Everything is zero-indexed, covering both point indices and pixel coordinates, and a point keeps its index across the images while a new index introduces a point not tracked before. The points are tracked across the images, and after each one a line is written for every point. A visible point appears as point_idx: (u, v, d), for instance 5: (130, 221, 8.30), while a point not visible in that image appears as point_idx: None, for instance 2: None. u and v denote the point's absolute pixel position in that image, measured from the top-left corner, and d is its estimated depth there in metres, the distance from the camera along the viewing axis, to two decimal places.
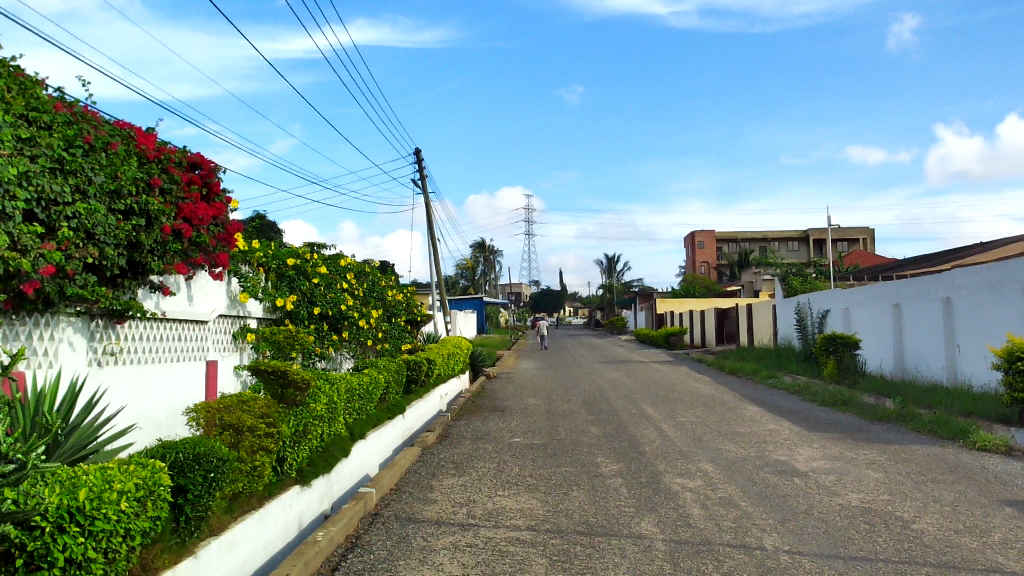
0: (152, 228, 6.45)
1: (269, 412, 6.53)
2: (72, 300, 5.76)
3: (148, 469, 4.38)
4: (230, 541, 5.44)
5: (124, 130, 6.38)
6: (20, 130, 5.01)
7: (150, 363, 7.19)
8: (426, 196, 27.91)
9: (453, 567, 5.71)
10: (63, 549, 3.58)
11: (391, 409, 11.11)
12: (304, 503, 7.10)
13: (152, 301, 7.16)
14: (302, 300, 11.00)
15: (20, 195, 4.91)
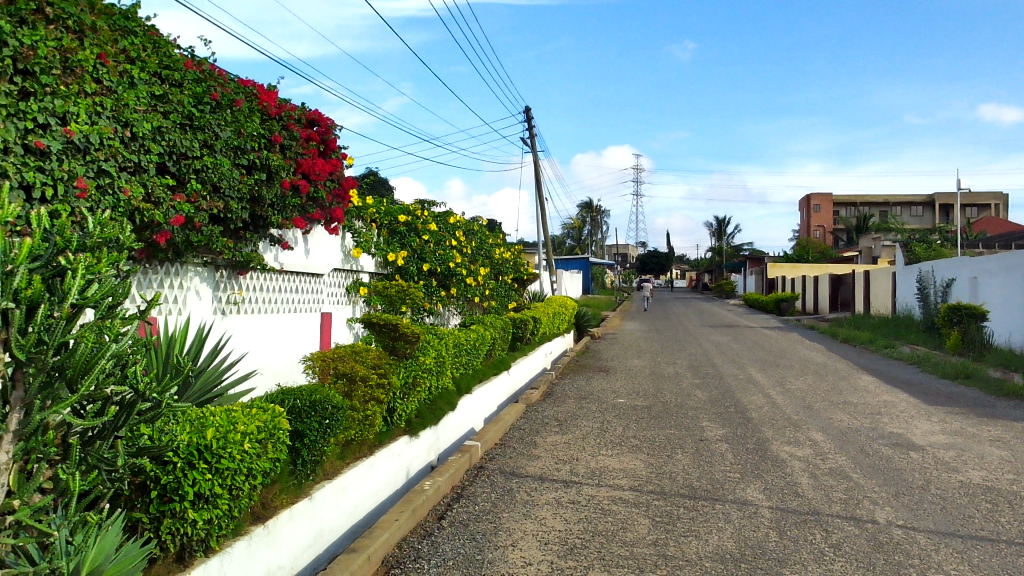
0: (273, 182, 6.70)
1: (381, 362, 6.71)
2: (198, 251, 6.06)
3: (269, 413, 4.62)
4: (343, 486, 5.68)
5: (248, 88, 6.59)
6: (154, 87, 5.26)
7: (270, 313, 7.54)
8: (535, 154, 27.84)
9: (556, 522, 5.79)
10: (193, 484, 3.80)
11: (496, 366, 11.27)
12: (413, 453, 7.31)
13: (273, 255, 7.46)
14: (413, 257, 11.24)
15: (154, 149, 5.15)
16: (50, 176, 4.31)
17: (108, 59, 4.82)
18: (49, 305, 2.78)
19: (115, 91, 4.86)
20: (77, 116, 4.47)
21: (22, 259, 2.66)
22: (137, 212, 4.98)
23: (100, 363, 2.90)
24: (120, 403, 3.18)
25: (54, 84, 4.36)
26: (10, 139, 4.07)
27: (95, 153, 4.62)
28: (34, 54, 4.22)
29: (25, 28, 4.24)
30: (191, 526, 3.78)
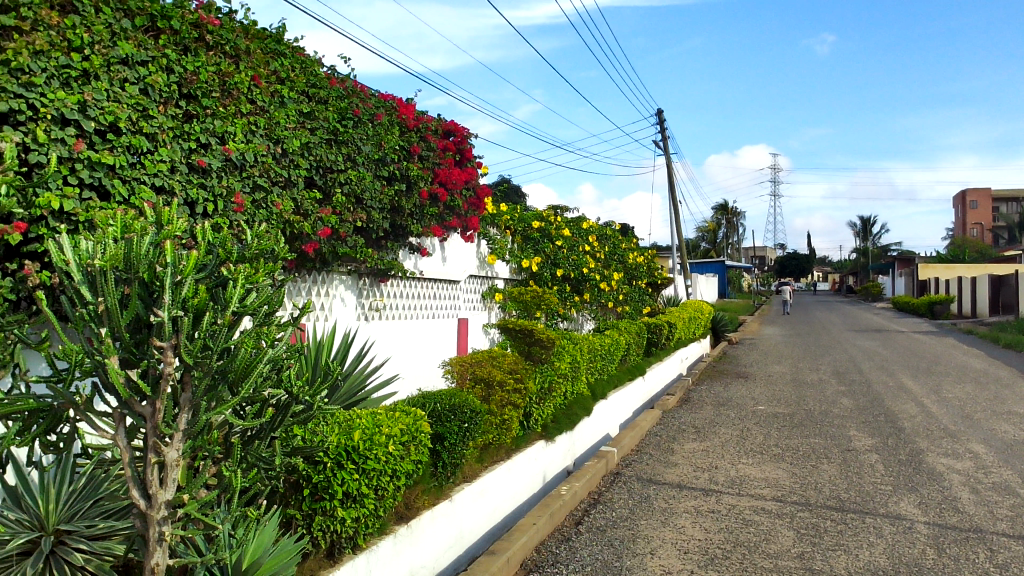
0: (412, 193, 6.92)
1: (517, 367, 6.78)
2: (343, 261, 6.33)
3: (411, 416, 4.78)
4: (482, 488, 5.77)
5: (388, 102, 6.82)
6: (302, 105, 5.54)
7: (410, 320, 7.80)
8: (668, 156, 27.43)
9: (696, 531, 5.68)
10: (341, 483, 3.96)
11: (631, 371, 11.18)
12: (549, 458, 7.36)
13: (412, 262, 7.69)
14: (547, 263, 11.30)
15: (303, 164, 5.42)
16: (211, 193, 4.61)
17: (260, 81, 5.12)
18: (213, 312, 2.96)
19: (268, 110, 5.16)
20: (233, 136, 4.77)
21: (189, 269, 2.85)
22: (288, 225, 5.25)
23: (259, 367, 3.04)
24: (275, 405, 3.36)
25: (214, 106, 4.66)
26: (176, 159, 4.37)
27: (250, 169, 4.92)
28: (195, 79, 4.53)
29: (188, 55, 4.56)
30: (340, 524, 3.94)
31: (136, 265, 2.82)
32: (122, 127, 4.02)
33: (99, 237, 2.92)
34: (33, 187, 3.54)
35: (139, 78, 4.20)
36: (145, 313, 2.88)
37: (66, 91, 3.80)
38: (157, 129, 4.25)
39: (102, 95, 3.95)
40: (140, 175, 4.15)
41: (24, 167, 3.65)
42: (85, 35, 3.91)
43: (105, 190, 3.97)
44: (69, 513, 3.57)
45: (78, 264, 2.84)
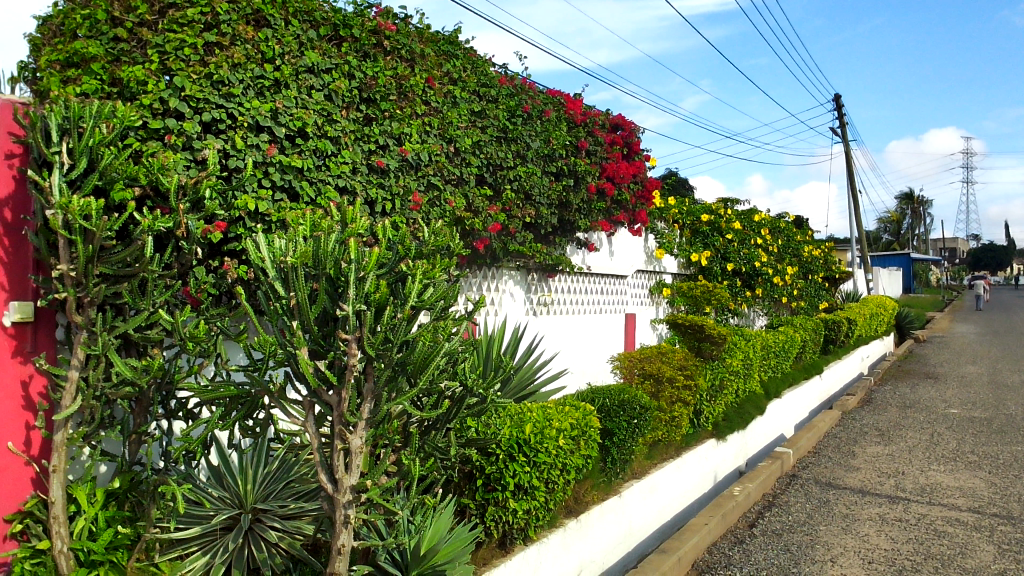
0: (579, 187, 6.94)
1: (687, 364, 6.64)
2: (512, 256, 6.45)
3: (580, 411, 4.80)
4: (652, 485, 5.71)
5: (556, 98, 6.85)
6: (473, 105, 5.66)
7: (577, 315, 7.83)
8: (847, 143, 25.97)
9: (881, 540, 5.36)
10: (514, 475, 4.01)
11: (807, 369, 10.70)
12: (721, 458, 7.17)
13: (579, 257, 7.71)
14: (716, 257, 11.01)
15: (474, 162, 5.55)
16: (390, 192, 4.80)
17: (434, 82, 5.28)
18: (393, 306, 3.07)
19: (441, 110, 5.32)
20: (409, 137, 4.95)
21: (371, 265, 2.97)
22: (460, 221, 5.41)
23: (436, 360, 3.13)
24: (452, 397, 3.43)
25: (391, 109, 4.85)
26: (358, 160, 4.58)
27: (425, 168, 5.09)
28: (375, 83, 4.74)
29: (367, 60, 4.76)
30: (512, 515, 4.00)
31: (323, 262, 2.98)
32: (309, 131, 4.26)
33: (290, 236, 3.13)
34: (233, 190, 3.84)
35: (324, 85, 4.44)
36: (331, 307, 3.05)
37: (260, 100, 4.08)
38: (341, 132, 4.48)
39: (291, 102, 4.21)
40: (326, 177, 4.37)
41: (224, 172, 3.95)
42: (276, 46, 4.18)
43: (295, 191, 4.22)
44: (265, 493, 3.83)
45: (272, 261, 3.04)
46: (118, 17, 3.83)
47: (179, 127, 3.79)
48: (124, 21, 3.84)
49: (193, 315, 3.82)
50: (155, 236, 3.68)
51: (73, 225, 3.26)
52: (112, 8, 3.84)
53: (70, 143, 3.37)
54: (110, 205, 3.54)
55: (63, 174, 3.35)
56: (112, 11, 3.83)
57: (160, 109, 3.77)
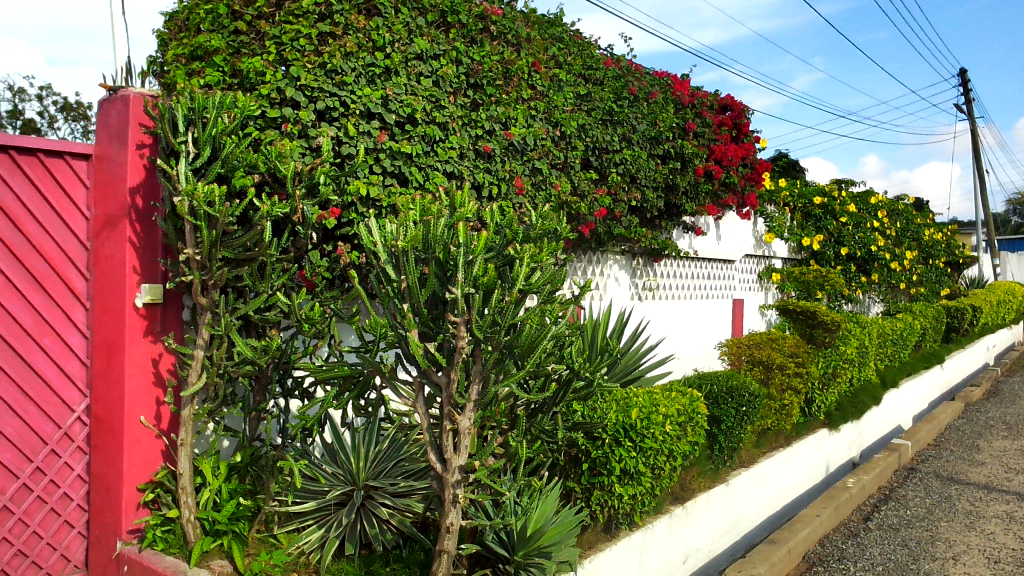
0: (686, 170, 6.81)
1: (799, 351, 6.44)
2: (617, 241, 6.40)
3: (687, 397, 4.73)
4: (761, 475, 5.60)
5: (663, 79, 6.73)
6: (579, 88, 5.63)
7: (684, 300, 7.71)
8: (973, 121, 24.56)
9: (1008, 539, 5.08)
10: (620, 460, 3.98)
11: (927, 358, 10.22)
12: (833, 447, 6.96)
13: (685, 241, 7.59)
14: (829, 241, 10.64)
15: (579, 146, 5.53)
16: (496, 176, 4.84)
17: (540, 66, 5.27)
18: (501, 289, 3.07)
19: (547, 94, 5.31)
20: (515, 121, 4.97)
21: (479, 250, 2.98)
22: (566, 206, 5.42)
23: (543, 343, 3.12)
24: (558, 380, 3.45)
25: (497, 94, 4.88)
26: (465, 145, 4.63)
27: (531, 153, 5.10)
28: (482, 68, 4.77)
29: (474, 47, 4.80)
30: (618, 499, 4.00)
31: (433, 246, 3.04)
32: (418, 117, 4.33)
33: (401, 220, 3.20)
34: (346, 175, 3.94)
35: (433, 71, 4.50)
36: (440, 290, 3.10)
37: (371, 88, 4.17)
38: (448, 118, 4.53)
39: (401, 89, 4.29)
40: (434, 162, 4.44)
41: (338, 159, 4.06)
42: (386, 34, 4.26)
43: (404, 176, 4.30)
44: (376, 471, 3.92)
45: (384, 245, 3.13)
46: (239, 11, 4.02)
47: (296, 116, 3.91)
48: (244, 15, 4.01)
49: (308, 298, 3.95)
50: (273, 222, 3.81)
51: (198, 211, 3.43)
52: (233, 3, 4.03)
53: (195, 134, 3.54)
54: (232, 192, 3.70)
55: (189, 163, 3.53)
56: (232, 6, 4.02)
57: (277, 98, 3.91)
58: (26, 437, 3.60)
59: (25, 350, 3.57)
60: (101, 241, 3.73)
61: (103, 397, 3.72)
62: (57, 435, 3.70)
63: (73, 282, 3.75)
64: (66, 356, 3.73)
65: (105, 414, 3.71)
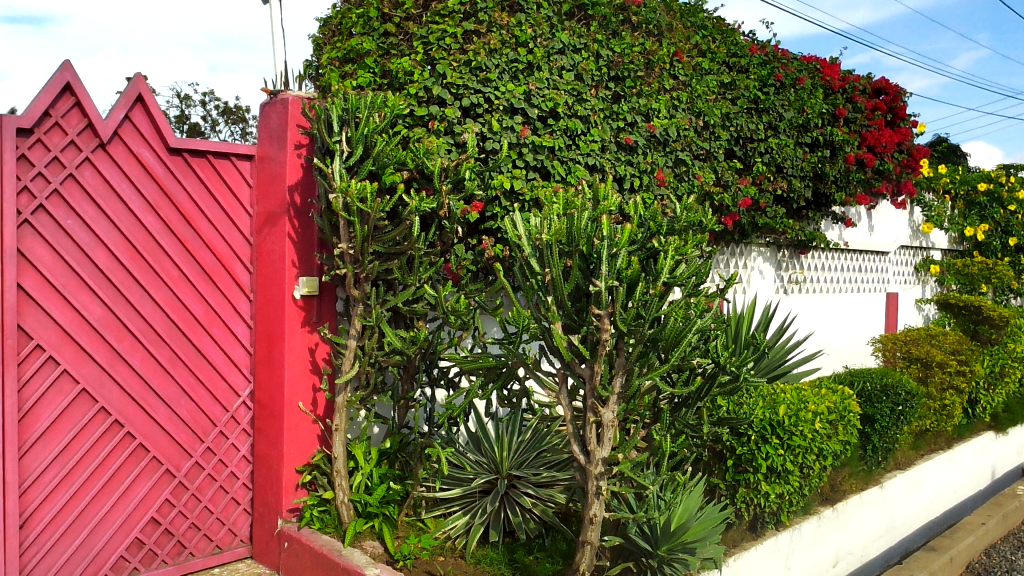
0: (836, 158, 6.52)
1: (962, 348, 6.04)
2: (762, 232, 6.22)
3: (838, 395, 4.55)
4: (918, 478, 5.31)
5: (811, 64, 6.47)
6: (723, 76, 5.49)
7: (833, 294, 7.42)
8: None
9: None
10: (766, 458, 3.87)
11: None
12: (1000, 451, 6.52)
13: (835, 232, 7.30)
14: (996, 231, 9.94)
15: (723, 135, 5.41)
16: (638, 168, 4.81)
17: (682, 55, 5.18)
18: (646, 282, 3.05)
19: (690, 84, 5.21)
20: (657, 113, 4.92)
21: (624, 242, 2.98)
22: (709, 197, 5.33)
23: (688, 336, 3.05)
24: (703, 373, 3.39)
25: (639, 85, 4.84)
26: (607, 138, 4.62)
27: (673, 144, 5.04)
28: (623, 60, 4.73)
29: (615, 38, 4.77)
30: (764, 497, 3.90)
31: (576, 239, 3.05)
32: (560, 111, 4.36)
33: (545, 213, 3.23)
34: (490, 170, 4.02)
35: (574, 65, 4.51)
36: (584, 283, 3.12)
37: (514, 83, 4.23)
38: (590, 111, 4.54)
39: (544, 84, 4.33)
40: (575, 156, 4.46)
41: (482, 154, 4.14)
42: (529, 30, 4.30)
43: (547, 170, 4.34)
44: (519, 461, 3.96)
45: (528, 238, 3.18)
46: (388, 12, 4.17)
47: (442, 113, 4.02)
48: (392, 16, 4.16)
49: (454, 290, 4.04)
50: (420, 216, 3.93)
51: (352, 207, 3.57)
52: (382, 6, 4.18)
53: (348, 133, 3.69)
54: (383, 187, 3.84)
55: (343, 161, 3.69)
56: (382, 8, 4.17)
57: (424, 97, 4.03)
58: (197, 419, 3.88)
59: (197, 338, 3.85)
60: (263, 237, 3.97)
61: (265, 383, 3.96)
62: (224, 418, 3.97)
63: (239, 275, 4.00)
64: (232, 344, 3.99)
65: (267, 400, 3.95)
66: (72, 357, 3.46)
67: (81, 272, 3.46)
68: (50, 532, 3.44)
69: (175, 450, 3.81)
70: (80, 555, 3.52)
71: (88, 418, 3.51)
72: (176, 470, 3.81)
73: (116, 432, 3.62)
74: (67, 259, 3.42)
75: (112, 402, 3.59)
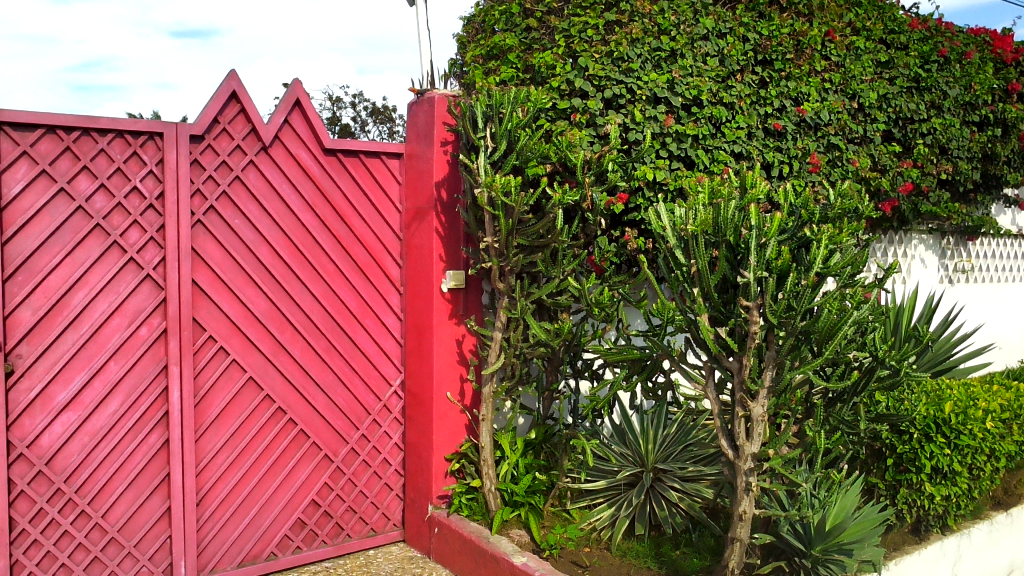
0: (1009, 137, 6.05)
1: None
2: (924, 218, 5.87)
3: (1012, 392, 4.25)
4: None
5: (980, 36, 5.94)
6: (881, 54, 5.19)
7: (1004, 283, 6.91)
8: None
9: None
10: (931, 457, 3.64)
11: None
12: None
13: (1007, 217, 6.81)
14: None
15: (880, 117, 5.15)
16: (787, 155, 4.65)
17: (835, 34, 4.90)
18: (798, 273, 2.93)
19: (844, 64, 4.96)
20: (808, 96, 4.73)
21: (773, 232, 2.88)
22: (865, 182, 5.10)
23: (844, 329, 2.92)
24: (861, 367, 3.24)
25: (788, 68, 4.65)
26: (754, 124, 4.49)
27: (825, 128, 4.83)
28: (771, 43, 4.56)
29: (762, 20, 4.60)
30: (929, 500, 3.70)
31: (723, 229, 2.99)
32: (705, 99, 4.26)
33: (691, 204, 3.17)
34: (633, 161, 3.99)
35: (719, 50, 4.39)
36: (731, 274, 3.04)
37: (657, 72, 4.16)
38: (736, 98, 4.42)
39: (687, 71, 4.24)
40: (721, 143, 4.36)
41: (625, 145, 4.11)
42: (672, 17, 4.22)
43: (691, 159, 4.27)
44: (664, 454, 3.91)
45: (673, 229, 3.15)
46: (530, 8, 4.24)
47: (584, 106, 4.02)
48: (535, 11, 4.22)
49: (598, 282, 4.03)
50: (564, 209, 3.94)
51: (496, 201, 3.64)
52: (524, 2, 4.26)
53: (492, 128, 3.76)
54: (526, 181, 3.88)
55: (487, 156, 3.77)
56: (524, 3, 4.25)
57: (567, 90, 4.05)
58: (353, 407, 4.06)
59: (352, 330, 4.03)
60: (412, 232, 4.10)
61: (415, 373, 4.10)
62: (378, 406, 4.13)
63: (390, 269, 4.15)
64: (384, 336, 4.15)
65: (417, 389, 4.08)
66: (240, 348, 3.70)
67: (247, 268, 3.70)
68: (223, 510, 3.70)
69: (333, 436, 4.01)
70: (249, 533, 3.78)
71: (255, 405, 3.75)
72: (334, 455, 4.01)
73: (280, 418, 3.85)
74: (235, 256, 3.67)
75: (276, 390, 3.82)
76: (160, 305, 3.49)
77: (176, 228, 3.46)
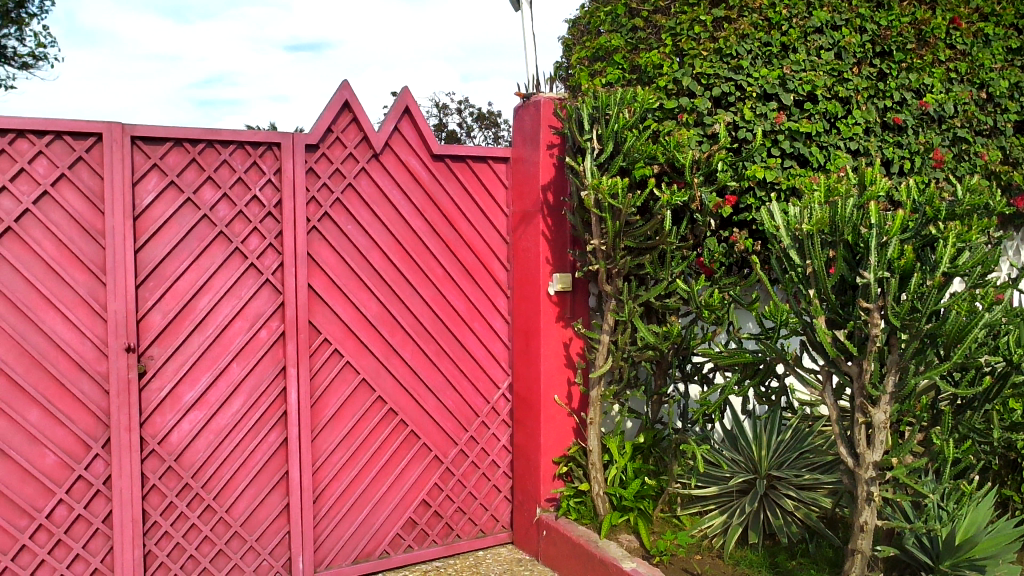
0: None
1: None
2: None
3: None
4: None
5: None
6: (1011, 41, 4.88)
7: None
8: None
9: None
10: None
11: None
12: None
13: None
14: None
15: (1011, 107, 4.86)
16: (908, 150, 4.45)
17: (961, 21, 4.64)
18: (923, 273, 2.78)
19: (970, 53, 4.70)
20: (931, 88, 4.51)
21: (894, 230, 2.74)
22: (996, 177, 4.82)
23: (974, 332, 2.73)
24: (992, 373, 3.10)
25: (909, 59, 4.44)
26: (871, 119, 4.31)
27: (950, 120, 4.60)
28: (891, 33, 4.36)
29: (881, 10, 4.40)
30: None
31: (841, 228, 2.88)
32: (819, 94, 4.12)
33: (806, 202, 3.06)
34: (743, 160, 3.89)
35: (834, 43, 4.22)
36: (850, 275, 2.93)
37: (769, 68, 4.05)
38: (853, 92, 4.25)
39: (800, 66, 4.11)
40: (836, 141, 4.21)
41: (735, 144, 4.03)
42: (783, 11, 4.09)
43: (805, 157, 4.14)
44: (779, 461, 3.79)
45: (787, 229, 3.05)
46: (635, 8, 4.15)
47: (692, 105, 3.96)
48: (640, 11, 4.13)
49: (708, 284, 3.95)
50: (673, 209, 3.90)
51: (603, 203, 3.62)
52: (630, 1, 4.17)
53: (599, 130, 3.76)
54: (633, 182, 3.85)
55: (594, 158, 3.76)
56: (630, 3, 4.16)
57: (674, 89, 3.99)
58: (462, 409, 4.12)
59: (460, 333, 4.08)
60: (519, 235, 4.12)
61: (523, 376, 4.12)
62: (486, 408, 4.17)
63: (497, 273, 4.19)
64: (492, 339, 4.19)
65: (525, 392, 4.10)
66: (353, 350, 3.81)
67: (360, 272, 3.80)
68: (338, 508, 3.81)
69: (443, 438, 4.07)
70: (363, 531, 3.88)
71: (368, 406, 3.85)
72: (444, 456, 4.07)
73: (392, 419, 3.93)
74: (348, 261, 3.77)
75: (388, 392, 3.91)
76: (279, 309, 3.63)
77: (293, 234, 3.59)
